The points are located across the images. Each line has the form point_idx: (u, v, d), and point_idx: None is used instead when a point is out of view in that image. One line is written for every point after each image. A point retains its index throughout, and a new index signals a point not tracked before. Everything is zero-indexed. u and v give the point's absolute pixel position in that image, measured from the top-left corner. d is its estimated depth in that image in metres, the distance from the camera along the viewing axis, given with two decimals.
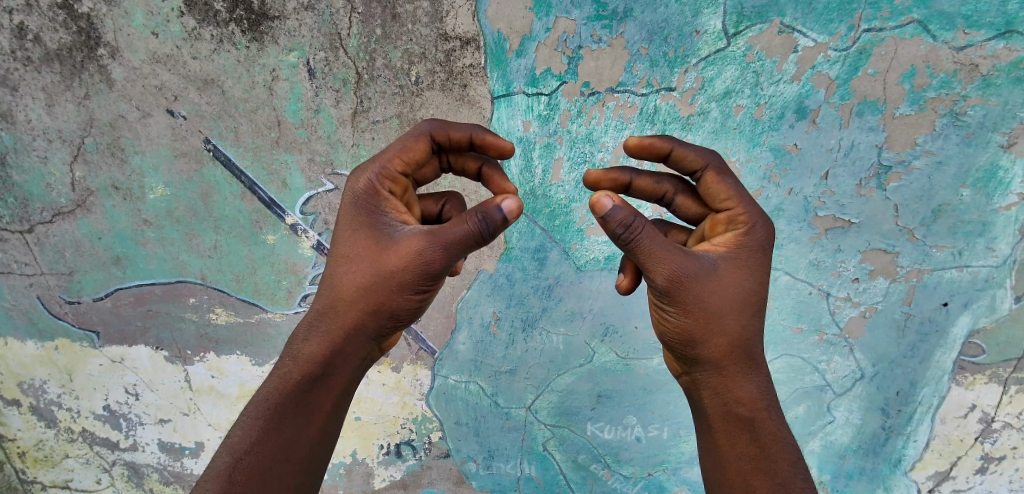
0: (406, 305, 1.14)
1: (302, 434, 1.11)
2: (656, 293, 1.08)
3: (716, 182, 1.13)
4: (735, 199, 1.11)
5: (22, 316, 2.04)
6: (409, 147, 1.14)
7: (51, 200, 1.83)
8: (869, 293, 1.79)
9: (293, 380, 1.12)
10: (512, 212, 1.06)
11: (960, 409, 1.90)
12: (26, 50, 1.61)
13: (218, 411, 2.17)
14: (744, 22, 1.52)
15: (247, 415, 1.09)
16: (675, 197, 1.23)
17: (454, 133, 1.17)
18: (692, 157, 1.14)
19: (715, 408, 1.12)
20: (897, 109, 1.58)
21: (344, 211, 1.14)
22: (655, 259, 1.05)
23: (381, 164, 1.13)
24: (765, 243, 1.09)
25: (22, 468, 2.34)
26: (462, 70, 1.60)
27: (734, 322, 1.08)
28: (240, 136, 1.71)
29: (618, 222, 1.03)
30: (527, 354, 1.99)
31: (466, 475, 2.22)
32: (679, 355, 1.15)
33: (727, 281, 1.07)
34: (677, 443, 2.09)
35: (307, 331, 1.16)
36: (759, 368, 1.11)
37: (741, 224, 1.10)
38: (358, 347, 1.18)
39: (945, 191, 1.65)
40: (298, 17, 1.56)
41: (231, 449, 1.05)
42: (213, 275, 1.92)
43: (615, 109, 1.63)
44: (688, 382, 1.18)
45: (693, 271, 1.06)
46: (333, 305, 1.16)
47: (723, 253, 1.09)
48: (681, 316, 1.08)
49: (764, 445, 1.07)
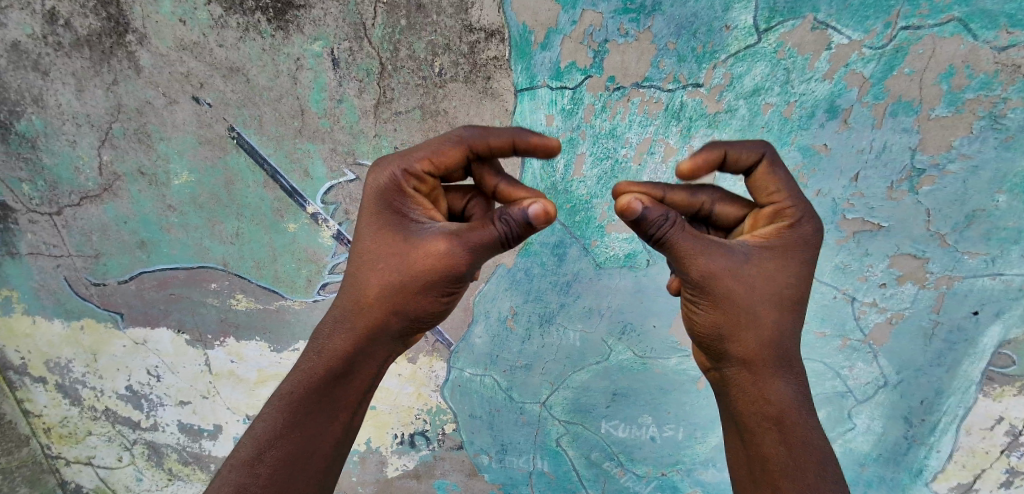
0: (431, 306, 1.16)
1: (325, 429, 1.13)
2: (688, 286, 1.09)
3: (767, 174, 1.08)
4: (782, 190, 1.07)
5: (49, 296, 2.08)
6: (442, 151, 1.10)
7: (79, 184, 1.86)
8: (896, 299, 1.75)
9: (318, 375, 1.14)
10: (540, 216, 1.02)
11: (987, 421, 1.85)
12: (57, 35, 1.64)
13: (236, 395, 2.20)
14: (776, 17, 1.48)
15: (272, 407, 1.11)
16: (714, 206, 1.15)
17: (495, 140, 1.09)
18: (744, 153, 1.07)
19: (743, 407, 1.12)
20: (933, 110, 1.52)
21: (368, 206, 1.13)
22: (686, 254, 1.04)
23: (409, 161, 1.10)
24: (811, 237, 1.07)
25: (48, 443, 2.42)
26: (486, 62, 1.59)
27: (767, 320, 1.08)
28: (264, 124, 1.72)
29: (651, 222, 1.02)
30: (543, 349, 1.98)
31: (479, 468, 2.24)
32: (708, 350, 1.15)
33: (768, 274, 1.06)
34: (692, 444, 2.08)
35: (332, 326, 1.17)
36: (790, 368, 1.10)
37: (786, 218, 1.07)
38: (380, 347, 1.19)
39: (980, 196, 1.60)
40: (324, 6, 1.55)
41: (257, 441, 1.08)
42: (235, 261, 1.94)
43: (640, 105, 1.60)
44: (716, 378, 1.19)
45: (727, 263, 1.05)
46: (357, 303, 1.16)
47: (766, 247, 1.07)
48: (709, 312, 1.09)
49: (791, 448, 1.05)
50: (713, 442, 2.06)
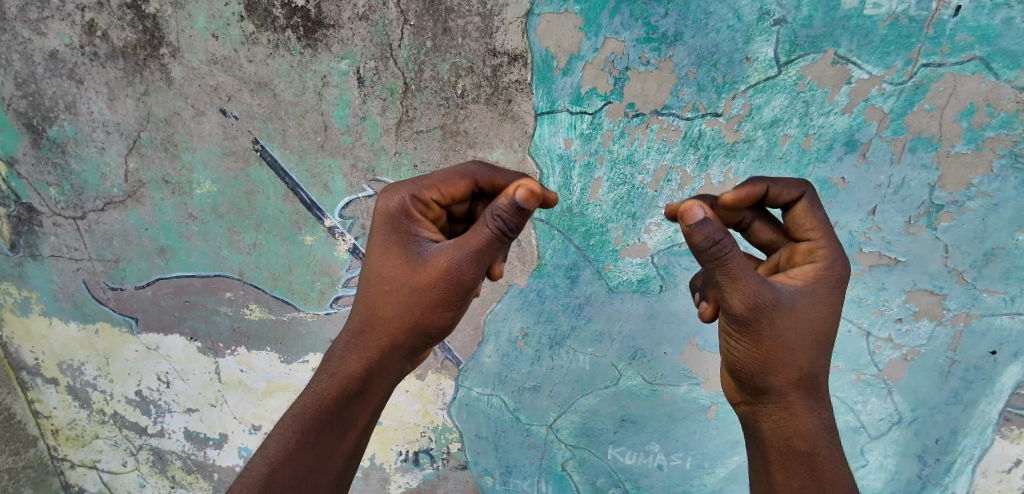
0: (439, 323, 1.17)
1: (336, 447, 1.14)
2: (730, 318, 1.07)
3: (806, 214, 1.12)
4: (819, 229, 1.11)
5: (67, 298, 2.11)
6: (449, 182, 1.13)
7: (105, 190, 1.90)
8: (912, 335, 1.72)
9: (330, 395, 1.15)
10: (528, 199, 0.99)
11: (1004, 464, 1.81)
12: (94, 46, 1.69)
13: (244, 405, 2.21)
14: (797, 51, 1.49)
15: (285, 426, 1.11)
16: (752, 222, 1.20)
17: (499, 182, 1.14)
18: (784, 194, 1.12)
19: (773, 437, 1.14)
20: (952, 147, 1.52)
21: (378, 231, 1.16)
22: (734, 282, 1.02)
23: (417, 188, 1.13)
24: (843, 276, 1.09)
25: (55, 445, 2.43)
26: (508, 85, 1.61)
27: (809, 354, 1.09)
28: (287, 138, 1.76)
29: (703, 236, 0.97)
30: (552, 372, 1.97)
31: (483, 489, 2.22)
32: (744, 384, 1.15)
33: (805, 314, 1.07)
34: (700, 474, 2.05)
35: (344, 349, 1.19)
36: (821, 404, 1.13)
37: (821, 256, 1.10)
38: (393, 366, 1.21)
39: (1000, 235, 1.58)
40: (353, 26, 1.59)
41: (268, 461, 1.07)
42: (251, 271, 1.96)
43: (659, 132, 1.61)
44: (746, 410, 1.19)
45: (772, 296, 1.05)
46: (370, 322, 1.19)
47: (802, 286, 1.09)
48: (750, 345, 1.09)
49: (820, 481, 1.09)
50: (721, 474, 2.02)
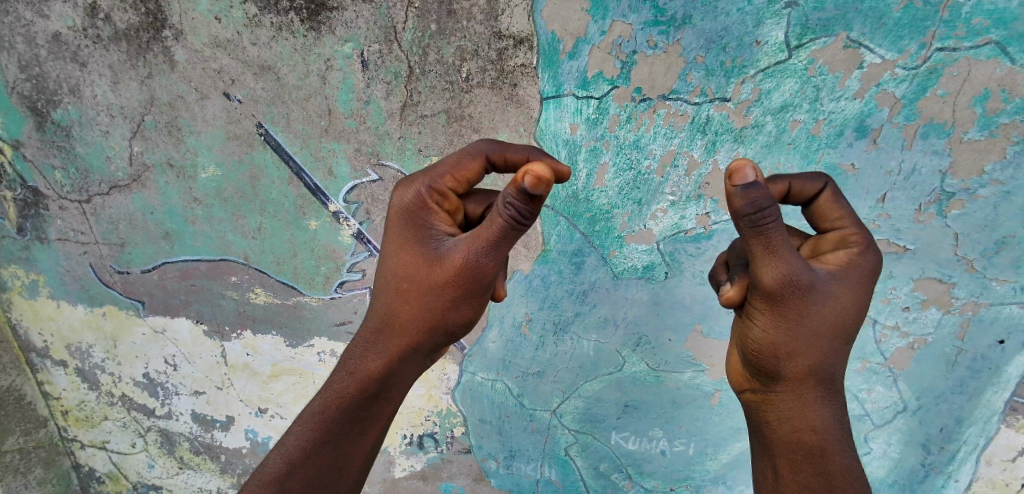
0: (460, 320, 1.17)
1: (358, 444, 1.16)
2: (758, 295, 1.05)
3: (830, 205, 1.11)
4: (853, 217, 1.09)
5: (75, 282, 2.13)
6: (461, 164, 1.12)
7: (109, 174, 1.91)
8: (919, 323, 1.71)
9: (349, 393, 1.17)
10: (536, 186, 0.92)
11: (1008, 453, 1.80)
12: (96, 28, 1.68)
13: (250, 388, 2.23)
14: (808, 34, 1.45)
15: (304, 422, 1.14)
16: None
17: (510, 155, 1.11)
18: (809, 187, 1.11)
19: (782, 432, 1.15)
20: (965, 134, 1.49)
21: (394, 227, 1.16)
22: (771, 257, 0.99)
23: (432, 178, 1.12)
24: (875, 268, 1.07)
25: (65, 426, 2.47)
26: (513, 69, 1.59)
27: (826, 344, 1.08)
28: (291, 122, 1.75)
29: (748, 201, 0.93)
30: (556, 357, 1.98)
31: (486, 472, 2.25)
32: (757, 369, 1.15)
33: (834, 300, 1.06)
34: (702, 460, 2.06)
35: (364, 347, 1.21)
36: (835, 396, 1.13)
37: (854, 243, 1.07)
38: (412, 365, 1.22)
39: (1012, 223, 1.55)
40: (356, 8, 1.57)
41: (287, 457, 1.10)
42: (256, 256, 1.97)
43: (666, 117, 1.59)
44: (752, 398, 1.20)
45: (808, 278, 1.03)
46: (388, 322, 1.20)
47: (834, 272, 1.06)
48: (773, 327, 1.08)
49: (829, 478, 1.10)
50: (724, 460, 2.04)
